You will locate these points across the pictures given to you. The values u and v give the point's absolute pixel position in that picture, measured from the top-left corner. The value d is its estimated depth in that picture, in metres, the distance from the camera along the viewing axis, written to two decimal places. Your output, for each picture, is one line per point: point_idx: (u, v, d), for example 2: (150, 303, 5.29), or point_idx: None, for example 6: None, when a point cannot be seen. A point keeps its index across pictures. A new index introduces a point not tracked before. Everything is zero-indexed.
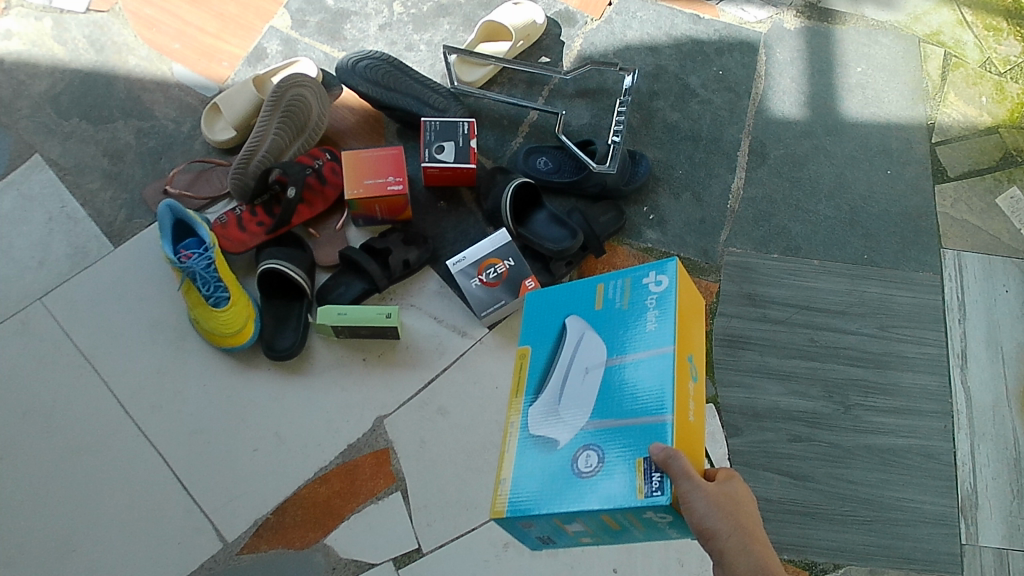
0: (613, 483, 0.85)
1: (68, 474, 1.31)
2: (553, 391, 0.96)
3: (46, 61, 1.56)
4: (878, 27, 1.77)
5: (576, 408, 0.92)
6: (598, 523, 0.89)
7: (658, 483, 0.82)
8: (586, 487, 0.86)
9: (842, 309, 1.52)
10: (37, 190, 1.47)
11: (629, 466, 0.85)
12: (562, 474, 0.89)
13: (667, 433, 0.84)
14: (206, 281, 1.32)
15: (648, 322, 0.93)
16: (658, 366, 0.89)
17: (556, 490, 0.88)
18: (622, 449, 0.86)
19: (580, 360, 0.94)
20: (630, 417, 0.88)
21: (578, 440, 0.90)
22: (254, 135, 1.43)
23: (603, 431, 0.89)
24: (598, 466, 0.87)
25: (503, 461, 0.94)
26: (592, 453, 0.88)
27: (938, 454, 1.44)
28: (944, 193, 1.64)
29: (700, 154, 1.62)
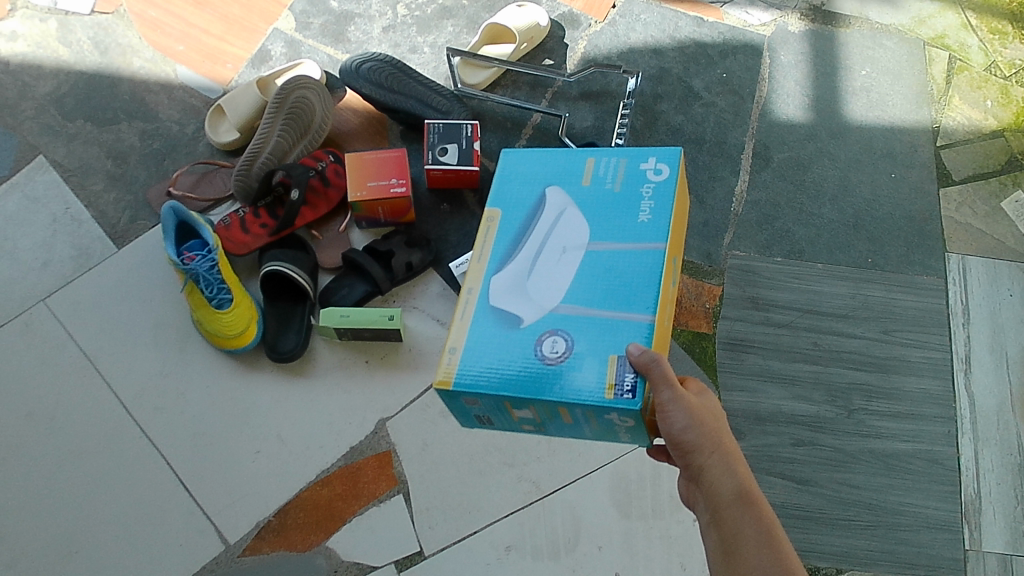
0: (581, 376, 0.93)
1: (71, 475, 1.31)
2: (522, 262, 1.03)
3: (51, 62, 1.56)
4: (883, 30, 1.77)
5: (548, 286, 1.00)
6: (550, 414, 0.97)
7: (632, 385, 0.91)
8: (549, 372, 0.94)
9: (846, 313, 1.52)
10: (41, 191, 1.47)
11: (600, 362, 0.94)
12: (527, 354, 0.96)
13: (644, 333, 0.94)
14: (209, 283, 1.32)
15: (641, 215, 1.04)
16: (645, 260, 1.00)
17: (515, 371, 0.95)
18: (592, 340, 0.95)
19: (558, 240, 1.04)
20: (607, 309, 0.97)
21: (545, 326, 0.97)
22: (258, 137, 1.43)
23: (577, 319, 0.97)
24: (566, 354, 0.95)
25: (456, 327, 1.00)
26: (559, 339, 0.96)
27: (941, 459, 1.43)
28: (948, 197, 1.63)
29: (703, 157, 1.62)
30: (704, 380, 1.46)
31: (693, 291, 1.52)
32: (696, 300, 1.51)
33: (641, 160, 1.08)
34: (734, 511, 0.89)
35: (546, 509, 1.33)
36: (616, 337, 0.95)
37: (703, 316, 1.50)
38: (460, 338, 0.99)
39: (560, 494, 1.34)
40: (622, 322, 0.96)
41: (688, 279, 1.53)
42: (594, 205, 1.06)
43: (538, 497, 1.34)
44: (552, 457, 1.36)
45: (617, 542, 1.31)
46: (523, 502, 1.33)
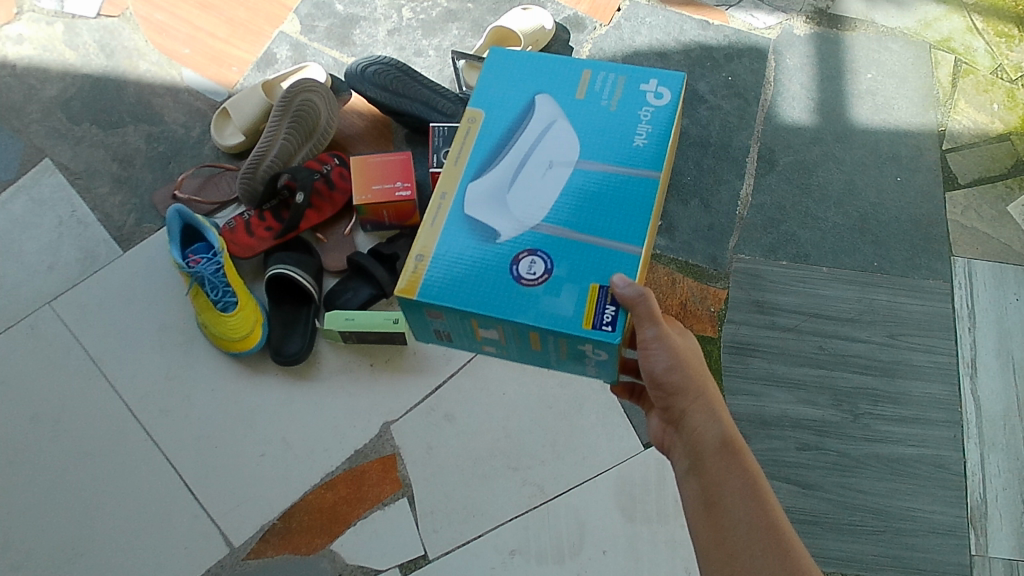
0: (558, 303, 0.86)
1: (76, 478, 1.31)
2: (503, 173, 0.94)
3: (58, 65, 1.56)
4: (888, 33, 1.76)
5: (529, 202, 0.92)
6: (519, 340, 0.90)
7: (613, 318, 0.85)
8: (523, 294, 0.87)
9: (852, 317, 1.52)
10: (47, 194, 1.47)
11: (579, 292, 0.87)
12: (500, 272, 0.88)
13: (630, 265, 0.87)
14: (214, 286, 1.33)
15: (635, 139, 0.95)
16: (639, 189, 0.92)
17: (487, 290, 0.87)
18: (573, 266, 0.88)
19: (545, 153, 0.95)
20: (592, 235, 0.90)
21: (522, 245, 0.89)
22: (264, 140, 1.42)
23: (557, 241, 0.89)
24: (544, 277, 0.87)
25: (425, 234, 0.91)
26: (537, 259, 0.88)
27: (948, 464, 1.43)
28: (954, 201, 1.63)
29: (708, 160, 1.62)
30: None
31: (698, 295, 1.52)
32: (701, 304, 1.51)
33: (640, 81, 0.99)
34: (716, 459, 0.88)
35: (550, 513, 1.33)
36: (600, 266, 0.88)
37: (709, 319, 1.50)
38: (428, 245, 0.91)
39: (564, 498, 1.34)
40: (608, 251, 0.89)
41: (693, 282, 1.52)
42: (585, 120, 0.97)
43: (542, 501, 1.34)
44: (556, 461, 1.36)
45: (622, 547, 1.31)
46: (528, 506, 1.33)
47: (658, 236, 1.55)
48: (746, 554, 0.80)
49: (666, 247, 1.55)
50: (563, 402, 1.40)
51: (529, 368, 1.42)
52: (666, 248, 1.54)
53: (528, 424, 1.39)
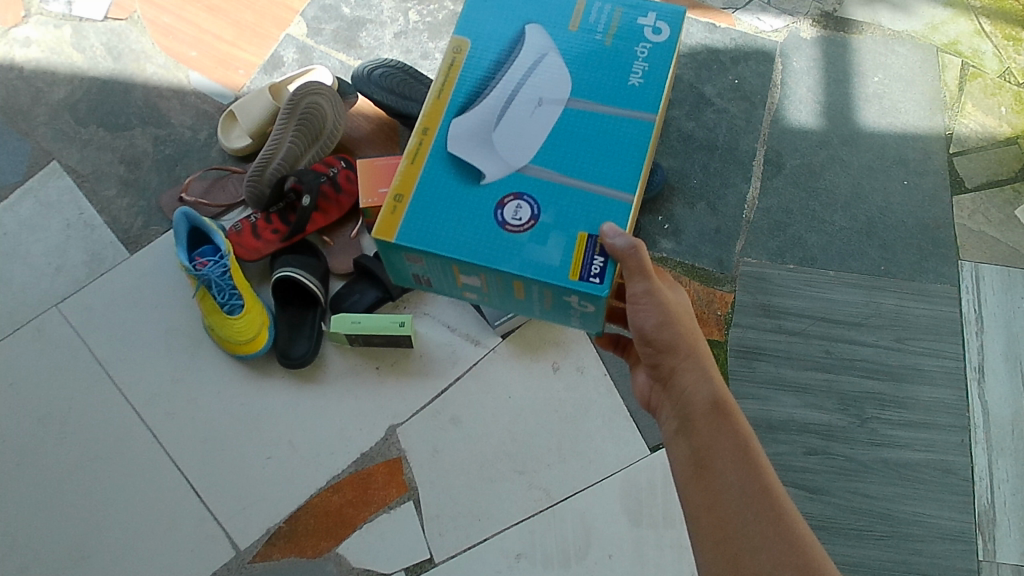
0: (543, 252, 0.92)
1: (83, 480, 1.31)
2: (491, 109, 0.99)
3: (65, 68, 1.57)
4: (895, 36, 1.76)
5: (516, 143, 0.97)
6: (503, 285, 0.97)
7: (601, 269, 0.90)
8: (508, 241, 0.92)
9: (859, 321, 1.51)
10: (54, 197, 1.48)
11: (564, 240, 0.92)
12: (486, 217, 0.94)
13: (615, 214, 0.93)
14: (221, 289, 1.33)
15: (631, 79, 1.00)
16: (626, 131, 0.97)
17: (472, 235, 0.93)
18: (558, 212, 0.93)
19: (534, 91, 1.00)
20: (578, 179, 0.95)
21: (508, 189, 0.95)
22: (270, 143, 1.42)
23: (542, 186, 0.95)
24: (530, 224, 0.93)
25: (411, 171, 0.96)
26: (522, 205, 0.94)
27: (955, 469, 1.42)
28: (961, 205, 1.63)
29: (715, 163, 1.62)
30: None
31: (704, 298, 1.51)
32: (708, 308, 1.51)
33: (633, 17, 1.04)
34: (707, 419, 0.88)
35: (556, 517, 1.33)
36: (586, 211, 0.93)
37: (715, 323, 1.50)
38: (413, 183, 0.96)
39: (570, 502, 1.34)
40: (594, 196, 0.94)
41: (699, 286, 1.52)
42: (579, 56, 1.02)
43: (548, 505, 1.33)
44: (562, 465, 1.36)
45: (628, 551, 1.31)
46: (534, 510, 1.33)
47: (665, 239, 1.55)
48: (738, 518, 0.80)
49: (673, 250, 1.54)
50: (569, 405, 1.40)
51: (535, 372, 1.42)
52: (673, 252, 1.54)
53: (534, 428, 1.38)
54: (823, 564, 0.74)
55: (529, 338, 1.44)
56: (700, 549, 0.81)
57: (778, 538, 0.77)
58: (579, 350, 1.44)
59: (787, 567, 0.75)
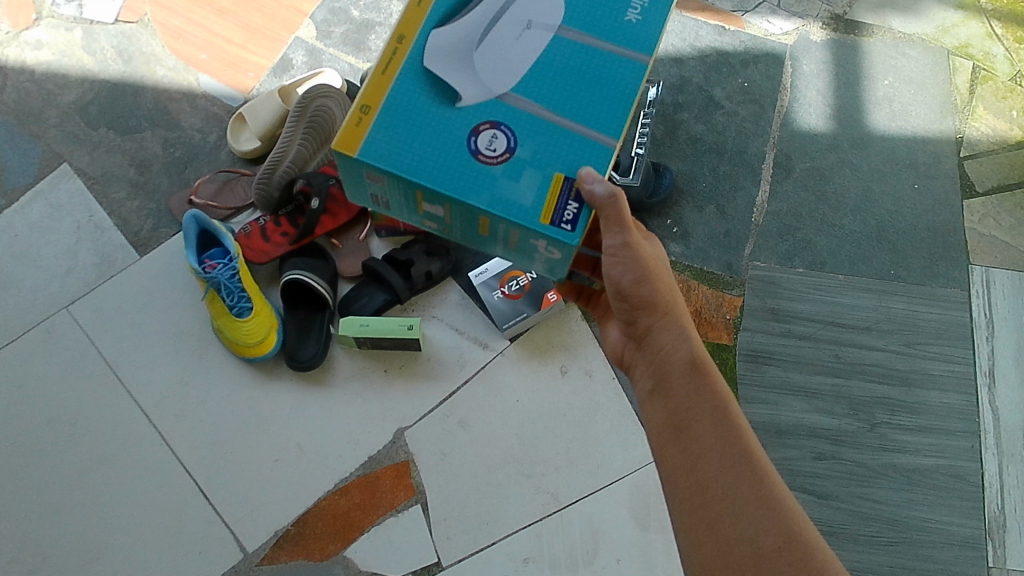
0: (516, 189, 0.80)
1: (92, 482, 1.32)
2: (472, 28, 0.85)
3: (76, 71, 1.57)
4: (906, 39, 1.75)
5: (498, 67, 0.84)
6: (467, 220, 0.85)
7: (574, 216, 0.80)
8: (479, 172, 0.80)
9: (869, 325, 1.51)
10: (65, 199, 1.48)
11: (540, 179, 0.81)
12: (455, 142, 0.81)
13: (600, 159, 0.82)
14: (230, 291, 1.33)
15: (629, 14, 0.87)
16: (624, 69, 0.84)
17: (438, 161, 0.80)
18: (538, 148, 0.81)
19: (524, 12, 0.86)
20: (564, 115, 0.83)
21: (485, 118, 0.81)
22: (280, 145, 1.42)
23: (522, 115, 0.82)
24: (504, 157, 0.81)
25: (376, 83, 0.82)
26: (498, 134, 0.81)
27: (965, 475, 1.42)
28: (972, 209, 1.62)
29: (724, 167, 1.61)
30: None
31: (713, 302, 1.51)
32: (716, 311, 1.50)
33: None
34: (684, 378, 0.89)
35: (564, 521, 1.33)
36: (570, 153, 0.82)
37: (723, 327, 1.49)
38: (377, 95, 0.82)
39: (577, 506, 1.34)
40: (581, 138, 0.82)
41: (708, 289, 1.51)
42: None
43: (556, 509, 1.34)
44: (570, 469, 1.36)
45: (635, 555, 1.31)
46: (541, 513, 1.33)
47: (674, 242, 1.54)
48: (719, 482, 0.79)
49: (682, 253, 1.54)
50: (577, 409, 1.40)
51: (543, 375, 1.42)
52: (681, 255, 1.53)
53: (542, 431, 1.38)
54: (804, 530, 0.75)
55: (537, 342, 1.44)
56: (676, 513, 0.81)
57: (758, 502, 0.77)
58: (587, 353, 1.44)
59: (769, 532, 0.75)
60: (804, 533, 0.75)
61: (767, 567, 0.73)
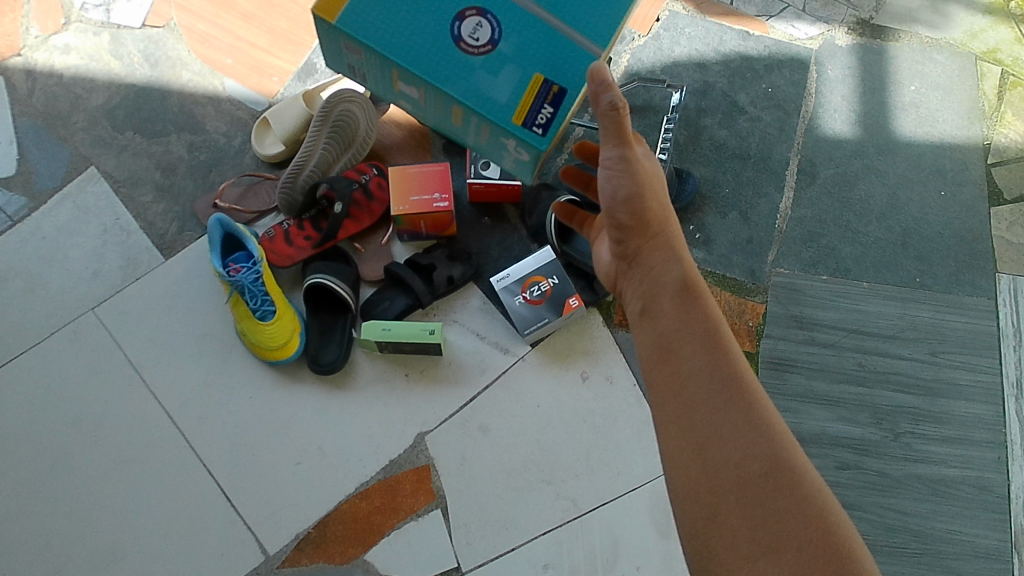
0: (493, 84, 1.03)
1: (118, 481, 1.33)
2: None
3: (103, 75, 1.59)
4: (933, 44, 1.73)
5: None
6: (447, 106, 1.09)
7: (544, 121, 1.04)
8: (461, 61, 1.02)
9: (893, 334, 1.49)
10: (92, 202, 1.50)
11: (513, 78, 1.03)
12: (443, 30, 1.02)
13: (571, 66, 1.01)
14: (253, 295, 1.34)
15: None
16: None
17: (425, 46, 1.02)
18: (514, 43, 1.01)
19: None
20: (546, 15, 1.00)
21: (469, 8, 1.00)
22: (304, 149, 1.42)
23: (505, 10, 1.00)
24: (484, 48, 1.01)
25: None
26: (482, 24, 1.00)
27: (991, 486, 1.40)
28: (999, 216, 1.60)
29: (748, 172, 1.60)
30: None
31: (736, 309, 1.50)
32: (739, 319, 1.49)
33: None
34: (672, 298, 0.86)
35: (584, 528, 1.33)
36: (541, 52, 1.01)
37: (746, 334, 1.48)
38: None
39: (597, 512, 1.34)
40: (554, 38, 1.01)
41: (730, 296, 1.51)
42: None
43: (576, 515, 1.33)
44: (590, 475, 1.36)
45: (655, 562, 1.31)
46: (561, 520, 1.33)
47: (696, 248, 1.54)
48: (705, 402, 0.76)
49: (704, 259, 1.53)
50: (598, 416, 1.39)
51: (564, 381, 1.42)
52: (704, 261, 1.53)
53: (563, 438, 1.38)
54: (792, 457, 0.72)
55: (558, 347, 1.44)
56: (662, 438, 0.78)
57: (747, 428, 0.74)
58: (608, 359, 1.43)
59: (756, 456, 0.72)
60: (792, 459, 0.72)
61: (752, 492, 0.70)
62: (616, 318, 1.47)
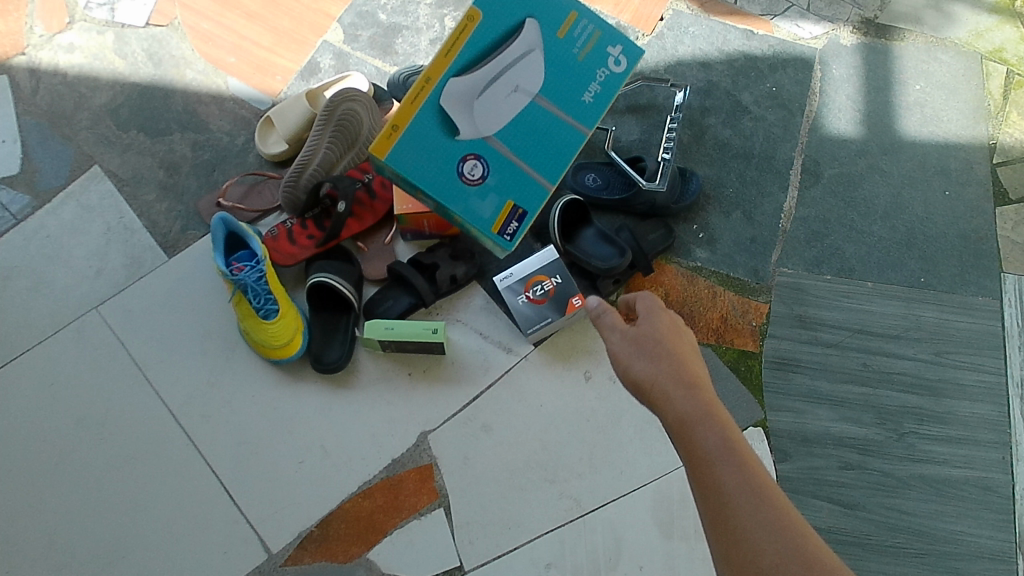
0: (481, 206, 1.28)
1: (121, 480, 1.33)
2: (481, 78, 1.23)
3: (107, 74, 1.59)
4: (938, 43, 1.73)
5: (490, 115, 1.25)
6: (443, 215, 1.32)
7: (514, 231, 1.29)
8: (460, 189, 1.26)
9: (897, 334, 1.48)
10: (95, 201, 1.50)
11: (497, 203, 1.28)
12: (451, 167, 1.25)
13: (537, 201, 1.29)
14: (257, 294, 1.32)
15: (582, 100, 1.30)
16: (573, 140, 1.31)
17: (437, 177, 1.25)
18: (501, 182, 1.28)
19: (516, 79, 1.25)
20: (525, 165, 1.29)
21: (470, 149, 1.25)
22: (308, 149, 1.43)
23: (496, 156, 1.27)
24: (478, 180, 1.27)
25: (408, 108, 1.22)
26: (478, 164, 1.26)
27: (996, 487, 1.39)
28: (1005, 216, 1.59)
29: (752, 172, 1.60)
30: (749, 400, 1.43)
31: (739, 308, 1.49)
32: (742, 318, 1.49)
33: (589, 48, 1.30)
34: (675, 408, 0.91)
35: (587, 527, 1.33)
36: (521, 191, 1.29)
37: (750, 334, 1.48)
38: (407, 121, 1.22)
39: (601, 512, 1.34)
40: (529, 182, 1.29)
41: (734, 296, 1.50)
42: (557, 61, 1.27)
43: (579, 515, 1.33)
44: (593, 475, 1.36)
45: (658, 562, 1.31)
46: (564, 519, 1.33)
47: (700, 247, 1.53)
48: (740, 508, 0.78)
49: (707, 259, 1.53)
50: (601, 415, 1.39)
51: (567, 381, 1.42)
52: (707, 260, 1.52)
53: (566, 437, 1.38)
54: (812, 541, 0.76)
55: (561, 346, 1.44)
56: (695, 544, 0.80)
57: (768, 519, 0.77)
58: None
59: (789, 560, 0.74)
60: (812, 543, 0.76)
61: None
62: None
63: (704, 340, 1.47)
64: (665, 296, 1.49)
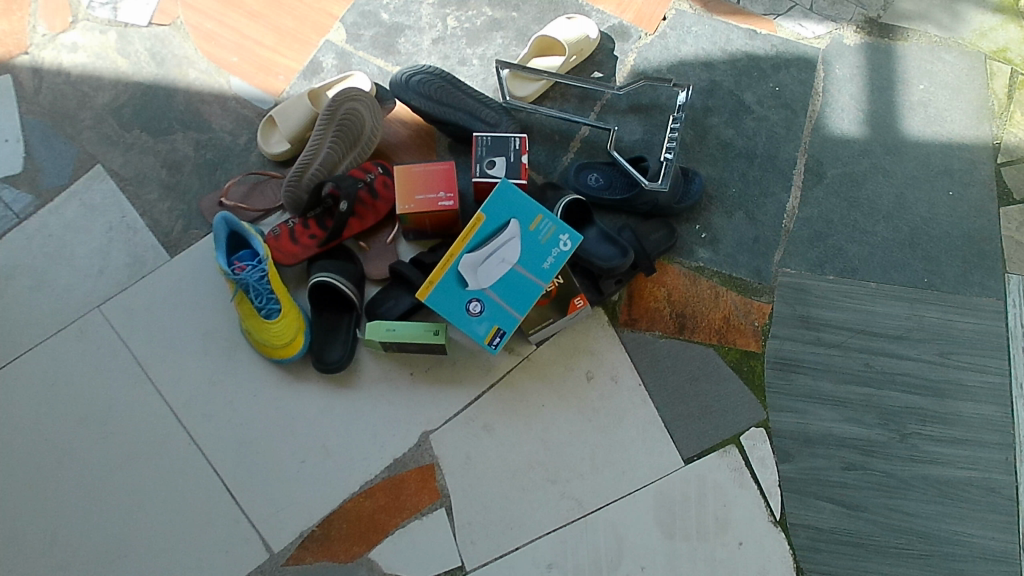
0: (477, 327, 1.32)
1: (122, 478, 1.34)
2: (480, 254, 1.31)
3: (110, 73, 1.59)
4: (942, 43, 1.73)
5: (489, 271, 1.31)
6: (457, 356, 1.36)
7: (500, 338, 1.32)
8: (462, 318, 1.31)
9: (901, 334, 1.48)
10: (98, 200, 1.50)
11: (491, 324, 1.32)
12: (455, 310, 1.31)
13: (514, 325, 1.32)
14: (258, 293, 1.32)
15: (545, 262, 1.31)
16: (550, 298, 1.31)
17: (447, 312, 1.31)
18: (500, 317, 1.32)
19: (502, 252, 1.31)
20: (513, 306, 1.32)
21: (475, 292, 1.31)
22: (310, 148, 1.44)
23: (495, 295, 1.31)
24: (479, 314, 1.31)
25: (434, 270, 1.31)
26: (479, 305, 1.31)
27: (999, 488, 1.39)
28: (1009, 216, 1.59)
29: (754, 172, 1.59)
30: (751, 400, 1.43)
31: (742, 308, 1.49)
32: (745, 318, 1.48)
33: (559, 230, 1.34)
34: None
35: (589, 528, 1.33)
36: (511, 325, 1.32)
37: (752, 334, 1.47)
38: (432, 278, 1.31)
39: (602, 512, 1.34)
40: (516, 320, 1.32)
41: (737, 296, 1.50)
42: (528, 246, 1.31)
43: (581, 515, 1.33)
44: (595, 475, 1.36)
45: (659, 562, 1.31)
46: (566, 519, 1.33)
47: (702, 248, 1.53)
48: None
49: (710, 259, 1.52)
50: (603, 415, 1.39)
51: (569, 381, 1.42)
52: (710, 261, 1.52)
53: (567, 437, 1.38)
54: None
55: (563, 346, 1.44)
56: None
57: None
58: (613, 358, 1.43)
59: None
60: None
61: None
62: (621, 318, 1.47)
63: (706, 340, 1.46)
64: (668, 296, 1.49)
